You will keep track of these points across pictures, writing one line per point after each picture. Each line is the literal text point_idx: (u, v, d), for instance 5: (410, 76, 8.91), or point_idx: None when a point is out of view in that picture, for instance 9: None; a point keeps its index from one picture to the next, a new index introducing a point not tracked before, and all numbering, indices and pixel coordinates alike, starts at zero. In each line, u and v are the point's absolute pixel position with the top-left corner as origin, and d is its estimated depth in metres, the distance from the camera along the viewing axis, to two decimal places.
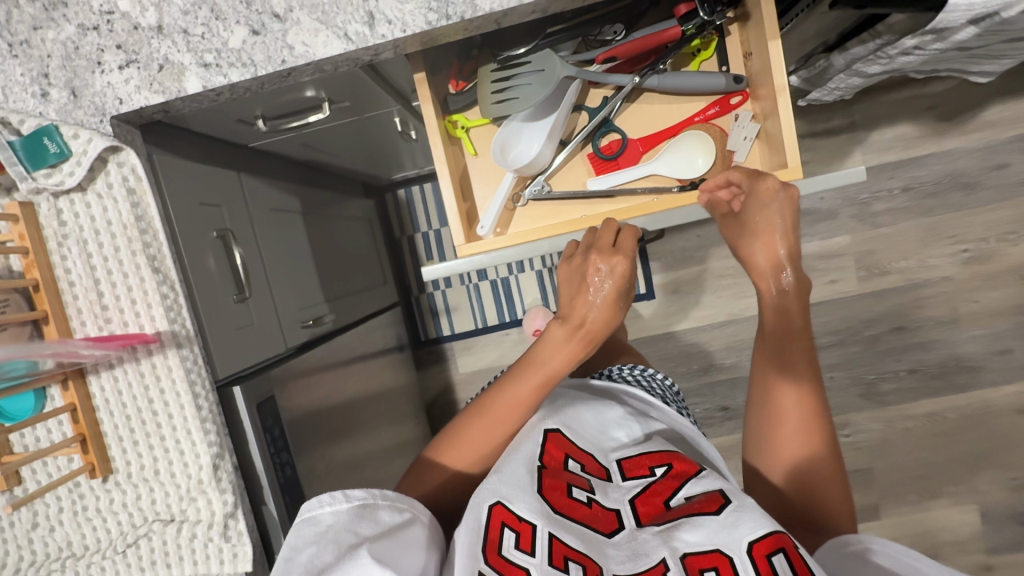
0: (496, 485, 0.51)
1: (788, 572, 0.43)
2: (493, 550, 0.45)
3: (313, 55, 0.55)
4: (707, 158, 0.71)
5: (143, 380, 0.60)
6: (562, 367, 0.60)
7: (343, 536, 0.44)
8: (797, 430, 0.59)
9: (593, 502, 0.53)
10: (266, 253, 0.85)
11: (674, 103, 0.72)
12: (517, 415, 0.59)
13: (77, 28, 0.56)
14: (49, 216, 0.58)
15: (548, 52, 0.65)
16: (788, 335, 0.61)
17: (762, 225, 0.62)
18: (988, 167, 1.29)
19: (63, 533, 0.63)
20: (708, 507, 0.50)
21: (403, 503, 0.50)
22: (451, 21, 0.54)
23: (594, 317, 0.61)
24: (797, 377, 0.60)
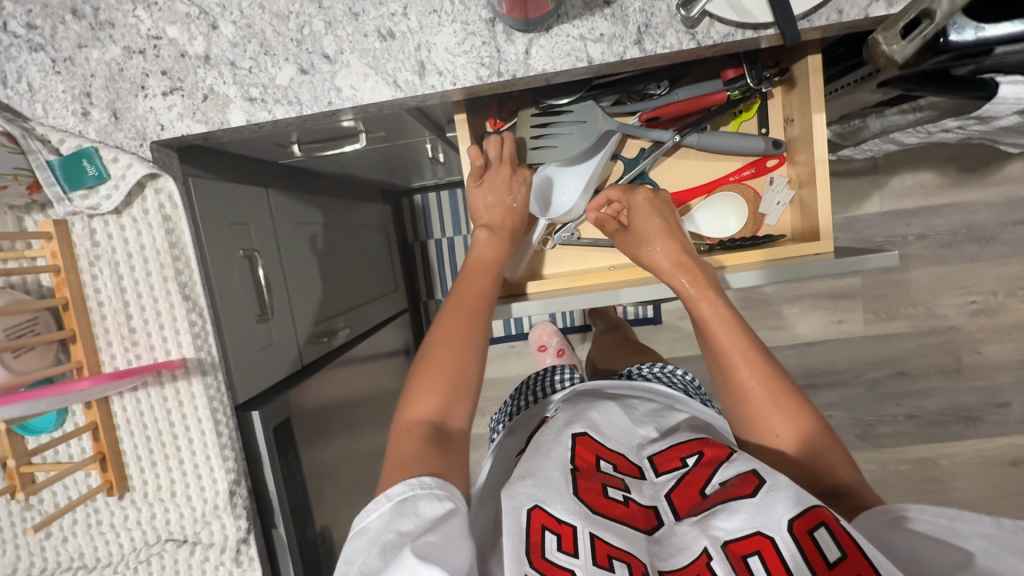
0: (531, 488, 0.47)
1: (835, 548, 0.40)
2: (537, 554, 0.42)
3: (360, 99, 0.55)
4: (738, 220, 0.73)
5: (166, 404, 0.61)
6: (497, 253, 0.66)
7: (389, 538, 0.42)
8: (770, 404, 0.54)
9: (630, 501, 0.50)
10: (288, 265, 0.84)
11: (709, 161, 0.73)
12: (477, 300, 0.61)
13: (123, 50, 0.55)
14: (82, 236, 0.58)
15: (591, 103, 0.65)
16: (720, 310, 0.59)
17: (643, 230, 0.65)
18: (1005, 222, 1.28)
19: (76, 544, 0.64)
20: (743, 490, 0.46)
21: (443, 491, 0.47)
22: (502, 79, 0.53)
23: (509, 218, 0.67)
24: (743, 346, 0.57)
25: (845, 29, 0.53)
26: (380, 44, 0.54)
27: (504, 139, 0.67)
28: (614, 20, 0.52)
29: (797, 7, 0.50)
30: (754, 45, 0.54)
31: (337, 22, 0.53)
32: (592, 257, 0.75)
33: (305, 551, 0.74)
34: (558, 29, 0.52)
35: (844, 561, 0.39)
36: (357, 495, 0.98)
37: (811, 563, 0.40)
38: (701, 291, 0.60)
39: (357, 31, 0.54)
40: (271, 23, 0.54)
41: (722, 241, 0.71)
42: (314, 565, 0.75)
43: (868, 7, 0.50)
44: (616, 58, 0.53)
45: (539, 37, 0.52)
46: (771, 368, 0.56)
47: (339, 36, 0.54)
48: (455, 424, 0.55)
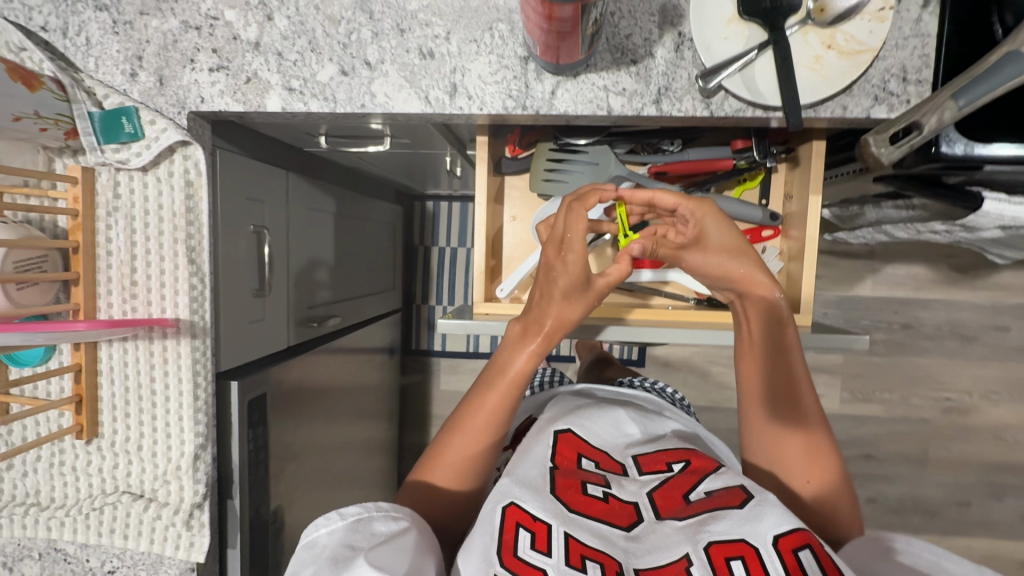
0: (508, 486, 0.47)
1: (816, 569, 0.40)
2: (508, 553, 0.41)
3: (391, 107, 0.59)
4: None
5: (151, 359, 0.63)
6: (528, 365, 0.56)
7: (340, 552, 0.40)
8: (800, 441, 0.57)
9: (610, 497, 0.49)
10: (293, 246, 0.87)
11: None
12: (495, 425, 0.55)
13: (181, 24, 0.59)
14: (106, 186, 0.61)
15: (606, 149, 0.68)
16: (781, 341, 0.58)
17: (722, 245, 0.57)
18: (988, 325, 1.32)
19: (35, 480, 0.65)
20: (730, 501, 0.47)
21: (398, 513, 0.46)
22: (526, 113, 0.57)
23: (554, 322, 0.57)
24: (797, 386, 0.58)
25: (847, 124, 0.57)
26: (419, 61, 0.58)
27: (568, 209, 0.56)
28: (638, 78, 0.56)
29: (806, 97, 0.54)
30: (764, 124, 0.58)
31: (383, 34, 0.58)
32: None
33: (254, 527, 0.75)
34: (585, 77, 0.56)
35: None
36: (317, 481, 0.99)
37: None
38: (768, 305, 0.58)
39: (399, 46, 0.58)
40: (323, 24, 0.58)
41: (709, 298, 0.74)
42: (259, 545, 0.76)
43: (870, 108, 0.55)
44: (634, 113, 0.56)
45: (566, 80, 0.56)
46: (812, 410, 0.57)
47: (383, 47, 0.58)
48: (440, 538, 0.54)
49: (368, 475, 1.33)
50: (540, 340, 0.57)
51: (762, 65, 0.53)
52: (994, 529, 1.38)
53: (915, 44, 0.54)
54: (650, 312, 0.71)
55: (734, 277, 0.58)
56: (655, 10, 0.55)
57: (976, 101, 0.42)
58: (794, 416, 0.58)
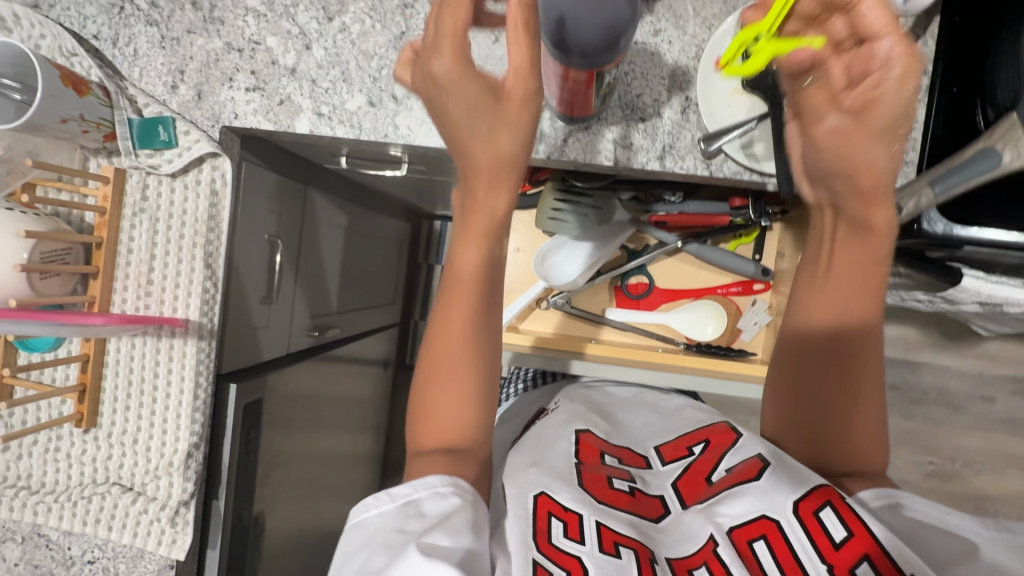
0: (536, 478, 0.51)
1: (840, 526, 0.43)
2: (543, 539, 0.45)
3: (412, 140, 0.62)
4: (716, 329, 0.81)
5: (156, 356, 0.65)
6: (472, 254, 0.54)
7: (391, 537, 0.42)
8: (846, 349, 0.51)
9: (636, 491, 0.53)
10: (303, 257, 0.90)
11: (705, 270, 0.82)
12: (461, 312, 0.54)
13: (224, 45, 0.63)
14: (135, 188, 0.64)
15: (610, 196, 0.73)
16: (854, 303, 0.51)
17: (886, 124, 0.45)
18: (973, 395, 1.34)
19: (28, 464, 0.66)
20: (748, 474, 0.50)
21: (449, 488, 0.45)
22: (538, 156, 0.61)
23: (483, 157, 0.51)
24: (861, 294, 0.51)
25: None
26: None
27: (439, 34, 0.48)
28: (645, 134, 0.60)
29: None
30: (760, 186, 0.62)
31: None
32: (576, 326, 0.85)
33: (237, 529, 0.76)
34: (596, 129, 0.60)
35: (850, 539, 0.42)
36: (300, 489, 1.00)
37: (817, 542, 0.43)
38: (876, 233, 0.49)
39: None
40: (357, 58, 0.62)
41: (698, 344, 0.80)
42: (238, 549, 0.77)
43: None
44: (638, 167, 0.60)
45: (577, 131, 0.60)
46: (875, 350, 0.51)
47: None
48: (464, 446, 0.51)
49: (350, 486, 1.33)
50: (482, 186, 0.52)
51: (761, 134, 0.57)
52: None
53: None
54: (643, 354, 0.79)
55: (857, 168, 0.47)
56: (666, 74, 0.59)
57: (950, 189, 0.47)
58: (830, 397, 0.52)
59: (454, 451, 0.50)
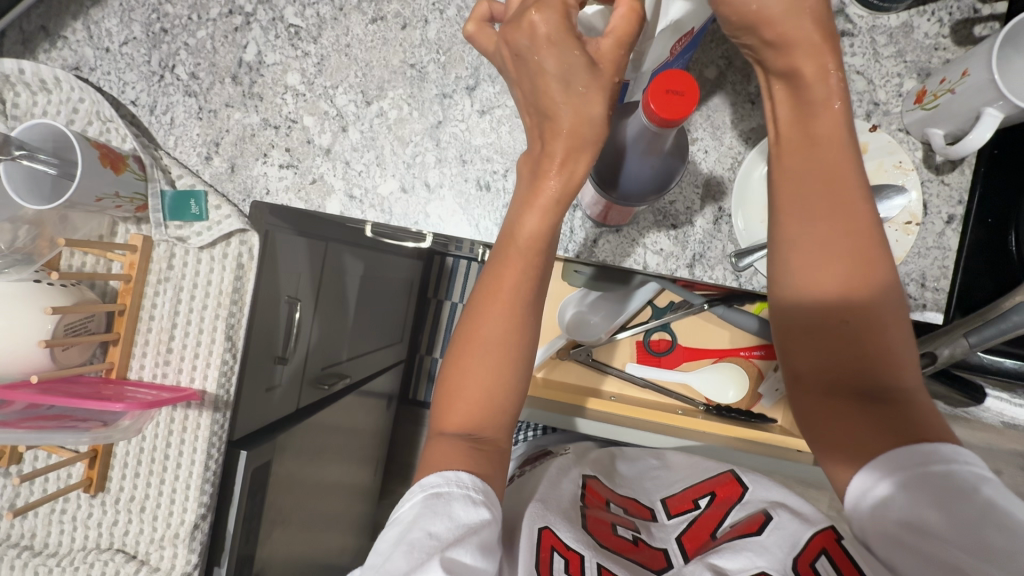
0: (540, 515, 0.51)
1: (834, 574, 0.43)
2: (546, 570, 0.44)
3: (442, 229, 0.62)
4: (737, 392, 0.83)
5: (170, 426, 0.65)
6: (542, 222, 0.46)
7: (417, 539, 0.41)
8: (854, 318, 0.44)
9: (639, 541, 0.52)
10: (320, 310, 0.90)
11: (728, 332, 0.82)
12: (513, 295, 0.48)
13: (261, 120, 0.64)
14: (162, 257, 0.64)
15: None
16: (857, 272, 0.44)
17: (830, 89, 0.44)
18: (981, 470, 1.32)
19: (32, 524, 0.66)
20: (749, 528, 0.49)
21: (480, 496, 0.44)
22: (567, 255, 0.61)
23: (570, 129, 0.42)
24: (866, 255, 0.44)
25: None
26: (475, 191, 0.62)
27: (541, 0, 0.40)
28: (676, 241, 0.59)
29: None
30: None
31: (446, 161, 0.62)
32: (593, 377, 0.85)
33: None
34: (627, 232, 0.60)
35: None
36: (296, 537, 0.99)
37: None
38: (837, 137, 0.45)
39: (459, 174, 0.62)
40: (392, 143, 0.62)
41: (719, 407, 0.82)
42: None
43: None
44: (667, 272, 0.60)
45: (608, 232, 0.60)
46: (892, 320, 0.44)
47: (444, 172, 0.62)
48: (490, 434, 0.49)
49: (345, 526, 1.32)
50: (556, 172, 0.43)
51: None
52: None
53: (936, 255, 0.56)
54: (662, 415, 0.81)
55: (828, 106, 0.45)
56: (700, 183, 0.59)
57: (985, 339, 0.47)
58: (853, 380, 0.45)
59: (477, 439, 0.48)
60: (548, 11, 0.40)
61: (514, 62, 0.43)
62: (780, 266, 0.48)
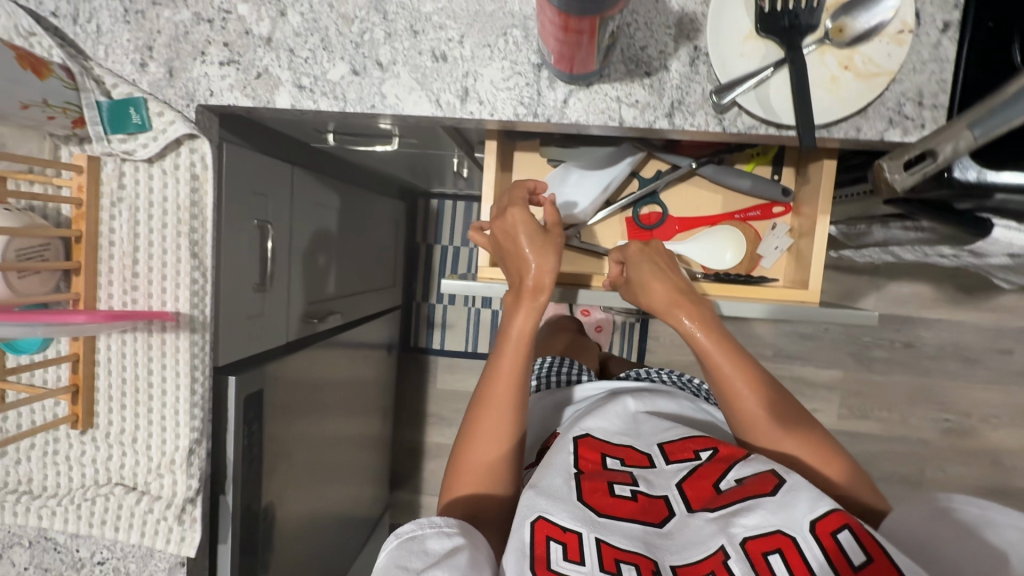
0: (534, 498, 0.47)
1: (857, 549, 0.41)
2: (542, 566, 0.42)
3: (402, 109, 0.58)
4: (736, 255, 0.74)
5: (148, 351, 0.62)
6: (527, 325, 0.59)
7: (393, 575, 0.43)
8: (779, 419, 0.54)
9: (639, 495, 0.48)
10: (296, 241, 0.87)
11: (720, 194, 0.77)
12: (510, 393, 0.57)
13: (193, 16, 0.59)
14: (111, 176, 0.61)
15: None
16: (755, 393, 0.55)
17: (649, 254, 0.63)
18: (990, 348, 1.27)
19: (28, 468, 0.65)
20: (761, 488, 0.47)
21: (452, 528, 0.47)
22: (537, 121, 0.57)
23: (549, 281, 0.59)
24: (757, 376, 0.56)
25: (860, 145, 0.56)
26: (432, 64, 0.57)
27: (514, 188, 0.65)
28: (651, 90, 0.55)
29: (819, 118, 0.53)
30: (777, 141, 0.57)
31: (396, 35, 0.57)
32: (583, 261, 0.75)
33: (245, 523, 0.75)
34: (598, 87, 0.56)
35: (869, 564, 0.40)
36: (306, 477, 0.99)
37: (833, 561, 0.41)
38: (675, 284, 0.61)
39: (412, 48, 0.57)
40: (336, 23, 0.57)
41: (717, 272, 0.72)
42: (248, 541, 0.77)
43: (885, 131, 0.54)
44: (646, 125, 0.56)
45: (579, 90, 0.56)
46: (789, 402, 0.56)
47: (396, 48, 0.57)
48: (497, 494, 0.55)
49: (360, 471, 1.32)
50: (538, 296, 0.59)
51: (777, 83, 0.53)
52: None
53: (932, 69, 0.53)
54: None
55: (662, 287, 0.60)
56: (672, 23, 0.54)
57: (992, 131, 0.41)
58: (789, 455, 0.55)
59: (474, 516, 0.54)
60: (519, 187, 0.64)
61: (501, 219, 0.62)
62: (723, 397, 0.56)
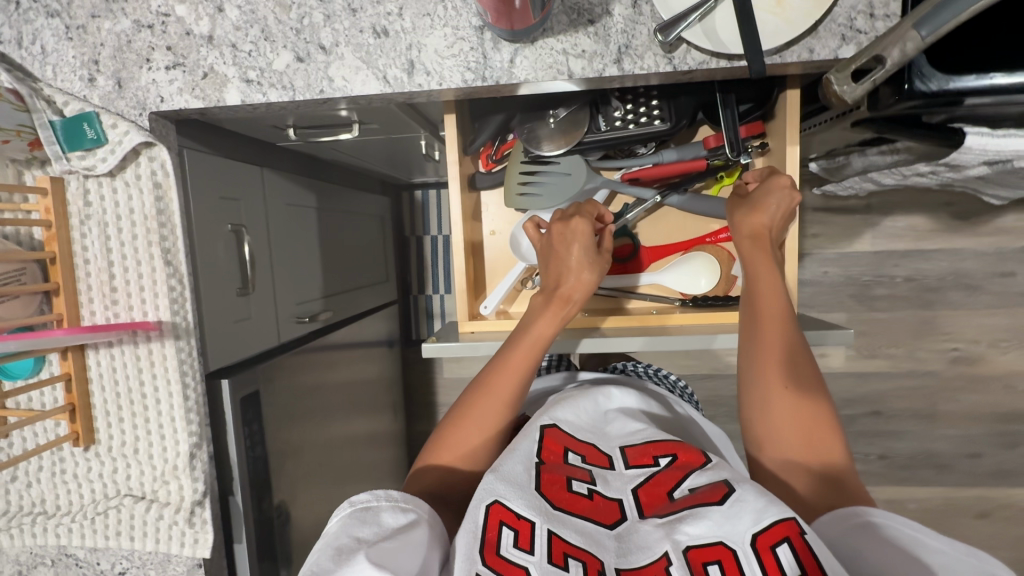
0: (493, 484, 0.49)
1: (796, 565, 0.41)
2: (491, 551, 0.44)
3: (350, 90, 0.58)
4: (710, 280, 0.76)
5: (138, 363, 0.63)
6: (548, 329, 0.63)
7: (345, 542, 0.43)
8: (794, 364, 0.57)
9: (595, 494, 0.52)
10: (276, 244, 0.87)
11: (689, 220, 0.79)
12: (515, 381, 0.60)
13: (133, 23, 0.58)
14: (76, 195, 0.61)
15: (578, 158, 0.72)
16: (778, 329, 0.59)
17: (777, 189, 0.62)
18: (993, 273, 1.25)
19: (39, 489, 0.66)
20: (711, 497, 0.48)
21: (408, 504, 0.49)
22: (486, 84, 0.56)
23: (581, 296, 0.65)
24: (784, 320, 0.59)
25: (818, 67, 0.55)
26: (374, 40, 0.56)
27: (581, 206, 0.70)
28: (596, 38, 0.54)
29: (768, 43, 0.52)
30: (730, 75, 0.57)
31: (335, 16, 0.56)
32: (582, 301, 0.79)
33: (258, 523, 0.77)
34: (543, 42, 0.55)
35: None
36: (319, 476, 1.00)
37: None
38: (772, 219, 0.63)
39: (353, 27, 0.56)
40: (274, 12, 0.57)
41: (694, 298, 0.75)
42: (264, 540, 0.78)
43: (838, 49, 0.53)
44: (595, 75, 0.55)
45: (524, 47, 0.55)
46: (806, 364, 0.58)
47: (337, 29, 0.57)
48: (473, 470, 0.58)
49: (376, 466, 1.33)
50: (574, 301, 0.64)
51: (722, 14, 0.52)
52: (1009, 478, 1.33)
53: None
54: (636, 319, 0.72)
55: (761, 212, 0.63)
56: None
57: (938, 29, 0.41)
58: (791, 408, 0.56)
59: (446, 497, 0.56)
60: (587, 205, 0.70)
61: (556, 220, 0.68)
62: (750, 332, 0.61)
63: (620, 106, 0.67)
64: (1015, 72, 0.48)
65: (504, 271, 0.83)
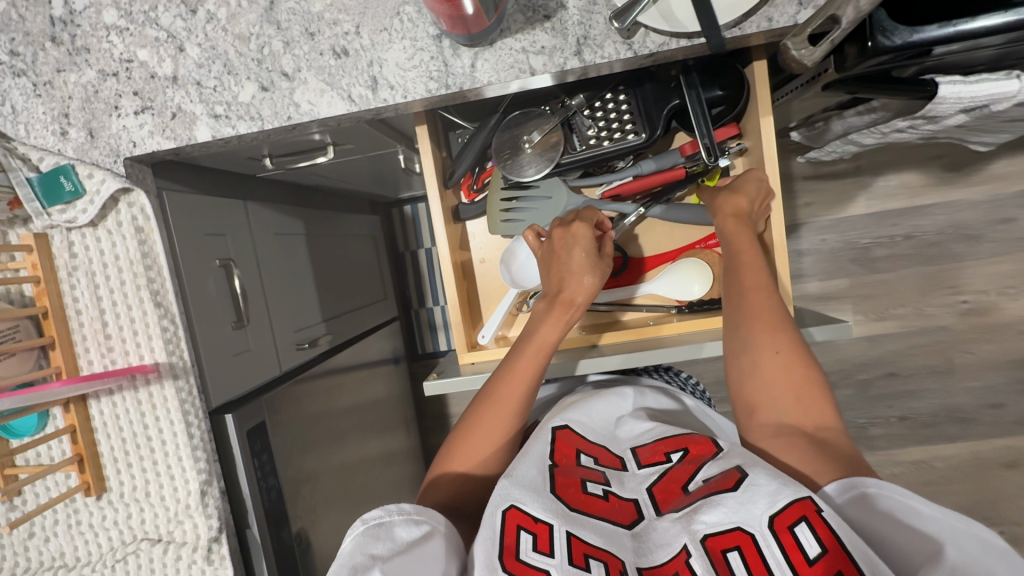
0: (508, 489, 0.49)
1: (814, 541, 0.41)
2: (510, 556, 0.44)
3: (317, 113, 0.58)
4: (704, 284, 0.75)
5: (140, 407, 0.64)
6: (553, 333, 0.63)
7: (359, 560, 0.42)
8: (779, 327, 0.58)
9: (610, 495, 0.51)
10: (267, 274, 0.88)
11: (676, 228, 0.79)
12: (522, 389, 0.60)
13: (98, 73, 0.59)
14: (61, 248, 0.62)
15: (556, 181, 0.73)
16: (765, 296, 0.61)
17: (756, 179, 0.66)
18: (991, 221, 1.24)
19: (56, 543, 0.66)
20: (725, 484, 0.47)
21: (421, 515, 0.48)
22: (451, 90, 0.57)
23: (583, 299, 0.65)
24: (768, 294, 0.61)
25: (778, 35, 0.55)
26: (335, 61, 0.57)
27: (580, 212, 0.70)
28: (554, 32, 0.54)
29: (724, 16, 0.52)
30: (692, 54, 0.57)
31: (294, 41, 0.57)
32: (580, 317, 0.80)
33: (278, 551, 0.77)
34: (501, 43, 0.55)
35: (824, 556, 0.40)
36: (338, 499, 1.00)
37: (790, 558, 0.41)
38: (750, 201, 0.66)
39: (313, 50, 0.57)
40: (234, 45, 0.57)
41: (689, 303, 0.75)
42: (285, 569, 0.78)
43: (797, 14, 0.52)
44: (557, 69, 0.55)
45: (484, 50, 0.55)
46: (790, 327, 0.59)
47: (297, 54, 0.57)
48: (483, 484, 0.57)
49: (395, 484, 1.33)
50: (579, 303, 0.65)
51: None
52: None
53: None
54: (633, 331, 0.72)
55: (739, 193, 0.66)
56: None
57: None
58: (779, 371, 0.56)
59: (460, 511, 0.56)
60: (587, 211, 0.70)
61: (556, 224, 0.68)
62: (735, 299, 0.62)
63: (593, 124, 0.67)
64: (981, 16, 0.47)
65: (498, 297, 0.83)
